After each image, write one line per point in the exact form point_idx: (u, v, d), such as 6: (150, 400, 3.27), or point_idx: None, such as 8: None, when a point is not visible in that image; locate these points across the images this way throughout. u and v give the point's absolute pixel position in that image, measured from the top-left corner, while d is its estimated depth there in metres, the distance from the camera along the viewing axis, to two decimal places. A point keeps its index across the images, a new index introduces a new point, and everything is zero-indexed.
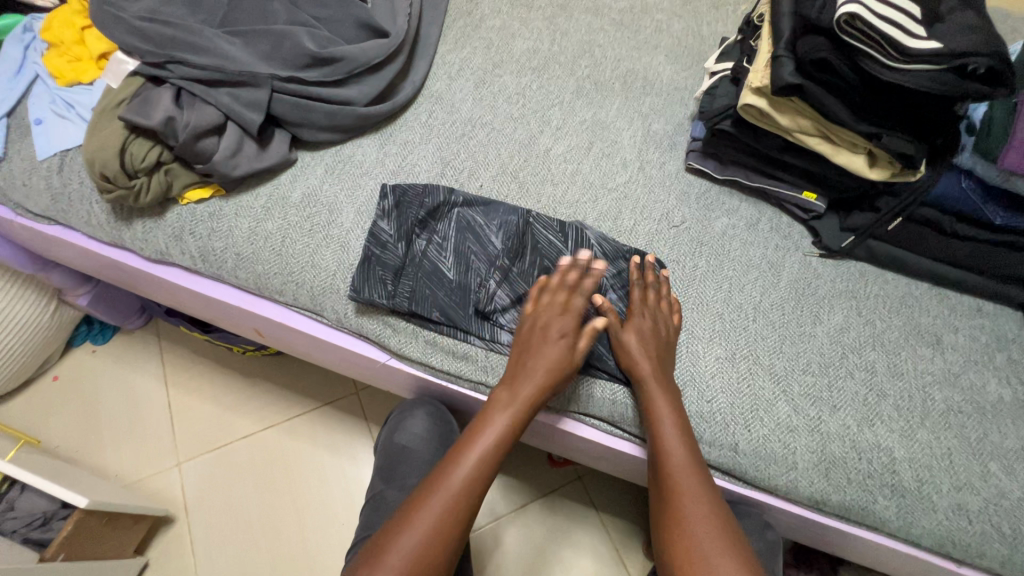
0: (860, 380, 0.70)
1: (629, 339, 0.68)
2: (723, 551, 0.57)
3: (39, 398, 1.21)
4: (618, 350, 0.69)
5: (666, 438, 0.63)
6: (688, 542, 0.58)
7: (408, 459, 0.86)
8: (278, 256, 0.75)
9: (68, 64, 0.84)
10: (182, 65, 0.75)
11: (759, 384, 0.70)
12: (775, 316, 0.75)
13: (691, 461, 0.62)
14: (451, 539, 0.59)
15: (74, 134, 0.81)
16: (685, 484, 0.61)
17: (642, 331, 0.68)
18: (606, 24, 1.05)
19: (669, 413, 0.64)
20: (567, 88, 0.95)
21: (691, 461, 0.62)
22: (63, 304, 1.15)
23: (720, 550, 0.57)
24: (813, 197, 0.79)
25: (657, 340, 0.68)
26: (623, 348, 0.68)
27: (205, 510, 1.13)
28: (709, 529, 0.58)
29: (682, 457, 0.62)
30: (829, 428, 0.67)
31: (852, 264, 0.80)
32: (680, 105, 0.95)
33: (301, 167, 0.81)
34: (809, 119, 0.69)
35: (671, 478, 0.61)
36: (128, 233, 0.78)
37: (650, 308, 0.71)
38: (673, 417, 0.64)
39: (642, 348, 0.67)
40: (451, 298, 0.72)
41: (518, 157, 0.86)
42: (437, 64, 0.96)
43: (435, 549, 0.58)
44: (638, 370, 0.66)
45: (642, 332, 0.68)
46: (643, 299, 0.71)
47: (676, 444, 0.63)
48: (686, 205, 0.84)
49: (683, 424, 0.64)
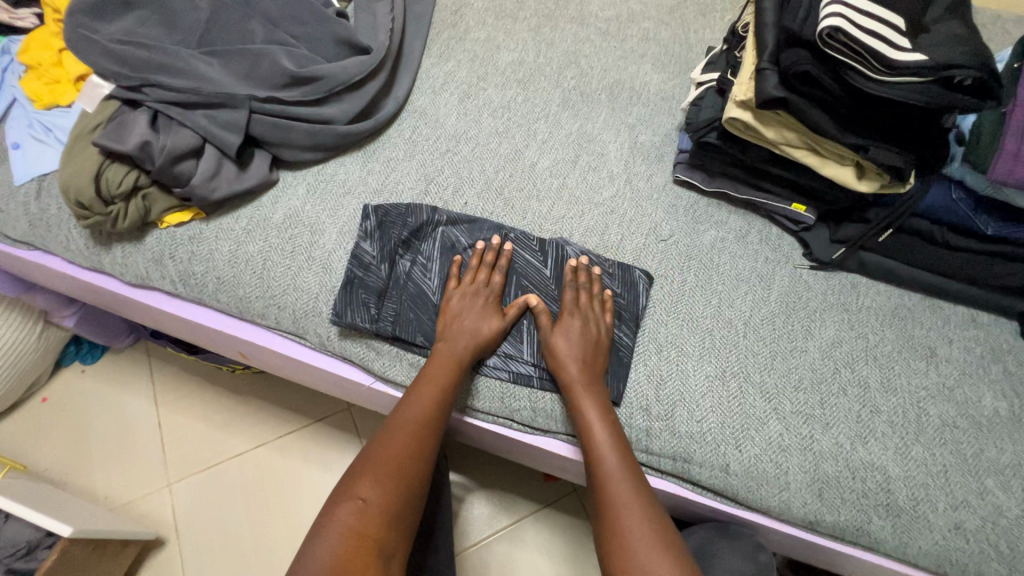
0: (853, 396, 0.69)
1: (557, 342, 0.68)
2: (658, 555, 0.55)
3: (28, 421, 1.20)
4: (546, 354, 0.69)
5: (598, 445, 0.62)
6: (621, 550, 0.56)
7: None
8: (259, 279, 0.74)
9: (46, 87, 0.83)
10: (158, 87, 0.74)
11: (750, 403, 0.68)
12: (765, 331, 0.73)
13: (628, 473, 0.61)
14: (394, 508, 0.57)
15: (52, 158, 0.79)
16: (617, 491, 0.60)
17: (568, 335, 0.68)
18: (592, 33, 1.04)
19: (598, 421, 0.63)
20: (553, 100, 0.94)
21: (623, 468, 0.61)
22: (49, 325, 1.14)
23: (656, 554, 0.55)
24: (803, 208, 0.78)
25: (586, 342, 0.68)
26: (552, 350, 0.68)
27: (196, 532, 1.11)
28: (644, 537, 0.56)
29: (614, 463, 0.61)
30: (821, 446, 0.66)
31: (844, 275, 0.79)
32: (667, 115, 0.94)
33: (283, 187, 0.80)
34: (795, 132, 0.68)
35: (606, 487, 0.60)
36: (107, 258, 0.77)
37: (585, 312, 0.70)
38: (602, 424, 0.63)
39: (569, 350, 0.67)
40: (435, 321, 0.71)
41: (503, 172, 0.85)
42: (421, 79, 0.95)
43: (378, 518, 0.56)
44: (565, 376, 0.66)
45: (570, 333, 0.68)
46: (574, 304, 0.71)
47: (608, 450, 0.62)
48: (675, 219, 0.82)
49: (614, 432, 0.63)
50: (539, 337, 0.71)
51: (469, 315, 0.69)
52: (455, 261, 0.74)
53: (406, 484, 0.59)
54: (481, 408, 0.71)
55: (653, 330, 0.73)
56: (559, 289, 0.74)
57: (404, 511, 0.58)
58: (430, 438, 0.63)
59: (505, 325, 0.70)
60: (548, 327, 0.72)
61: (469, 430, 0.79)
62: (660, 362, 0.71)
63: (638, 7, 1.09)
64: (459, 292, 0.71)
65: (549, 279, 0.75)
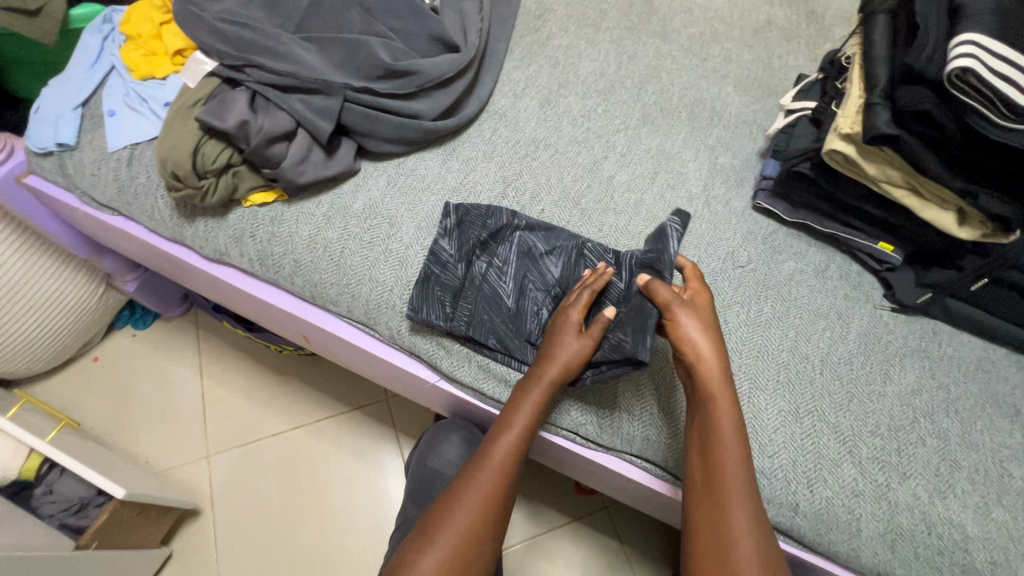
0: (932, 448, 0.67)
1: (687, 322, 0.63)
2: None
3: (78, 378, 1.23)
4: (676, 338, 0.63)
5: (728, 468, 0.57)
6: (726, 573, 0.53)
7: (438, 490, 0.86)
8: (336, 266, 0.75)
9: (144, 58, 0.85)
10: (260, 69, 0.76)
11: (823, 443, 0.67)
12: (842, 371, 0.71)
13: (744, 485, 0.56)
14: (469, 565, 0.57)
15: (146, 128, 0.81)
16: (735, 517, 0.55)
17: (698, 320, 0.63)
18: (674, 49, 1.03)
19: (733, 432, 0.58)
20: (633, 113, 0.93)
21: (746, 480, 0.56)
22: (110, 288, 1.16)
23: None
24: (890, 248, 0.76)
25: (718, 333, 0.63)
26: (683, 329, 0.62)
27: (230, 506, 1.13)
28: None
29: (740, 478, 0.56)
30: (897, 497, 0.64)
31: (926, 322, 0.76)
32: (748, 139, 0.92)
33: (364, 177, 0.81)
34: (898, 170, 0.67)
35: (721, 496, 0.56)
36: (189, 231, 0.78)
37: (709, 303, 0.66)
38: (733, 430, 0.58)
39: (701, 336, 0.62)
40: (508, 325, 0.70)
41: (581, 182, 0.85)
42: (503, 81, 0.95)
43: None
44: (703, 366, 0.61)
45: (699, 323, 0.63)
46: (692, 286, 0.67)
47: (732, 462, 0.57)
48: (753, 246, 0.81)
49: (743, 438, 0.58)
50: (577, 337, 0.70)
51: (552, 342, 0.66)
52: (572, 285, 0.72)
53: (478, 553, 0.58)
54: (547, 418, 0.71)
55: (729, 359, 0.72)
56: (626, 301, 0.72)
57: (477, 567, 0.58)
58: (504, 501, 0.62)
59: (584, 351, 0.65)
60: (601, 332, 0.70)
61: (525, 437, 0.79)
62: None
63: (723, 27, 1.07)
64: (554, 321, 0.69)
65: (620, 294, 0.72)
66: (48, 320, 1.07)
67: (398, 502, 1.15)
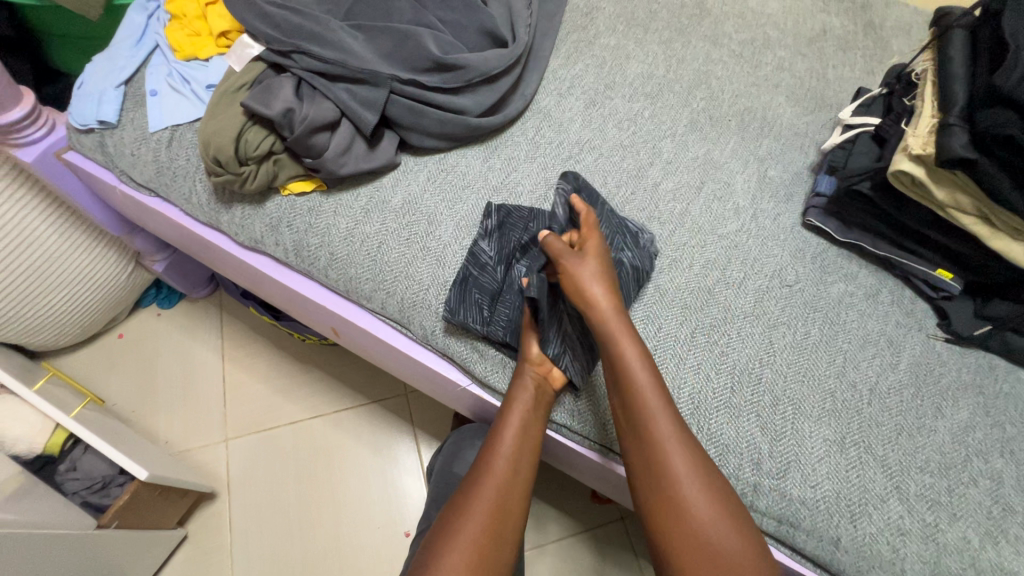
0: (984, 489, 0.64)
1: (582, 270, 0.65)
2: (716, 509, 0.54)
3: (103, 354, 1.23)
4: (573, 288, 0.65)
5: (644, 395, 0.59)
6: (677, 506, 0.55)
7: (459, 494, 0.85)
8: (373, 262, 0.73)
9: (188, 38, 0.84)
10: (306, 55, 0.74)
11: (869, 476, 0.64)
12: (891, 402, 0.68)
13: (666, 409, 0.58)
14: None
15: (188, 110, 0.81)
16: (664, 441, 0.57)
17: (591, 266, 0.65)
18: (725, 55, 0.99)
19: (637, 356, 0.60)
20: (681, 119, 0.90)
21: (664, 402, 0.59)
22: (139, 266, 1.16)
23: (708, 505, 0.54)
24: (949, 276, 0.73)
25: (609, 276, 0.66)
26: (581, 279, 0.64)
27: (246, 491, 1.13)
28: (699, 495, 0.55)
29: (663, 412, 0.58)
30: (945, 538, 0.61)
31: (981, 355, 0.73)
32: (799, 152, 0.89)
33: (404, 171, 0.79)
34: (970, 196, 0.63)
35: (651, 433, 0.57)
36: (225, 216, 0.77)
37: (599, 248, 0.67)
38: (640, 359, 0.61)
39: (592, 281, 0.64)
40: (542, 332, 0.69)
41: (625, 188, 0.82)
42: (548, 79, 0.92)
43: None
44: (600, 312, 0.63)
45: (593, 269, 0.65)
46: (586, 236, 0.69)
47: (646, 388, 0.59)
48: (801, 265, 0.78)
49: (653, 371, 0.60)
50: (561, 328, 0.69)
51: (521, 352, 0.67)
52: None
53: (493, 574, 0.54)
54: (580, 431, 0.69)
55: (773, 382, 0.69)
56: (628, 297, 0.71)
57: None
58: (514, 503, 0.58)
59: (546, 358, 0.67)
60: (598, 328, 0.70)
61: (553, 447, 0.77)
62: (775, 418, 0.67)
63: (776, 33, 1.03)
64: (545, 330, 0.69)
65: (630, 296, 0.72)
66: (76, 295, 1.07)
67: (412, 499, 1.14)
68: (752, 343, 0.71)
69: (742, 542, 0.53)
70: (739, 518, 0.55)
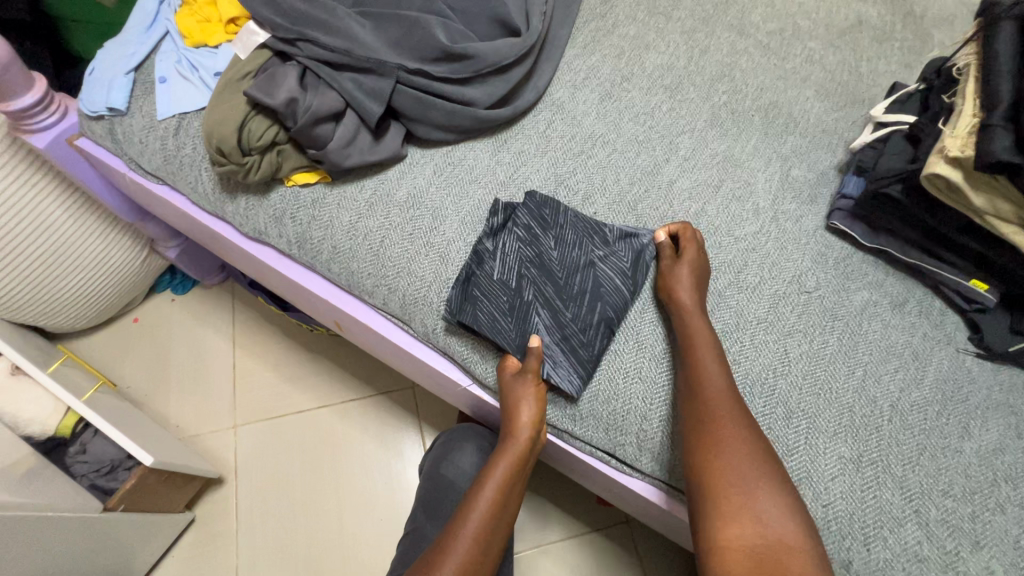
0: (1011, 517, 0.60)
1: (674, 268, 0.68)
2: (762, 479, 0.53)
3: (119, 336, 1.26)
4: (665, 275, 0.69)
5: (704, 360, 0.61)
6: (724, 461, 0.54)
7: (456, 493, 0.84)
8: (375, 256, 0.72)
9: (198, 25, 0.83)
10: (312, 44, 0.73)
11: (886, 498, 0.60)
12: (913, 420, 0.65)
13: (723, 374, 0.60)
14: None
15: (195, 98, 0.80)
16: (716, 394, 0.59)
17: (685, 266, 0.68)
18: (751, 46, 0.94)
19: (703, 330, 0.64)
20: (700, 114, 0.86)
21: (719, 364, 0.61)
22: (153, 253, 1.17)
23: (753, 462, 0.54)
24: (984, 287, 0.68)
25: (703, 276, 0.69)
26: (672, 275, 0.68)
27: (253, 478, 1.14)
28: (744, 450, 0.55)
29: (720, 382, 0.60)
30: (966, 568, 0.57)
31: (1016, 372, 0.68)
32: (826, 151, 0.84)
33: (410, 164, 0.78)
34: (1011, 203, 0.58)
35: (704, 394, 0.59)
36: (230, 206, 0.77)
37: (699, 254, 0.70)
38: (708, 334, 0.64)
39: (686, 269, 0.68)
40: (533, 331, 0.66)
41: (639, 186, 0.79)
42: (563, 70, 0.89)
43: None
44: (677, 300, 0.66)
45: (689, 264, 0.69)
46: (688, 238, 0.72)
47: (710, 353, 0.62)
48: (823, 270, 0.74)
49: (717, 352, 0.62)
50: (548, 333, 0.67)
51: (506, 405, 0.64)
52: (572, 283, 0.69)
53: None
54: (582, 436, 0.67)
55: (787, 394, 0.65)
56: (618, 293, 0.69)
57: None
58: (488, 553, 0.60)
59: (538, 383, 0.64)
60: (588, 325, 0.66)
61: (554, 451, 0.76)
62: (787, 431, 0.63)
63: (807, 23, 0.98)
64: (530, 370, 0.64)
65: (624, 294, 0.69)
66: (91, 280, 1.08)
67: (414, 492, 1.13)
68: (767, 351, 0.68)
69: (786, 511, 0.51)
70: (792, 494, 0.52)
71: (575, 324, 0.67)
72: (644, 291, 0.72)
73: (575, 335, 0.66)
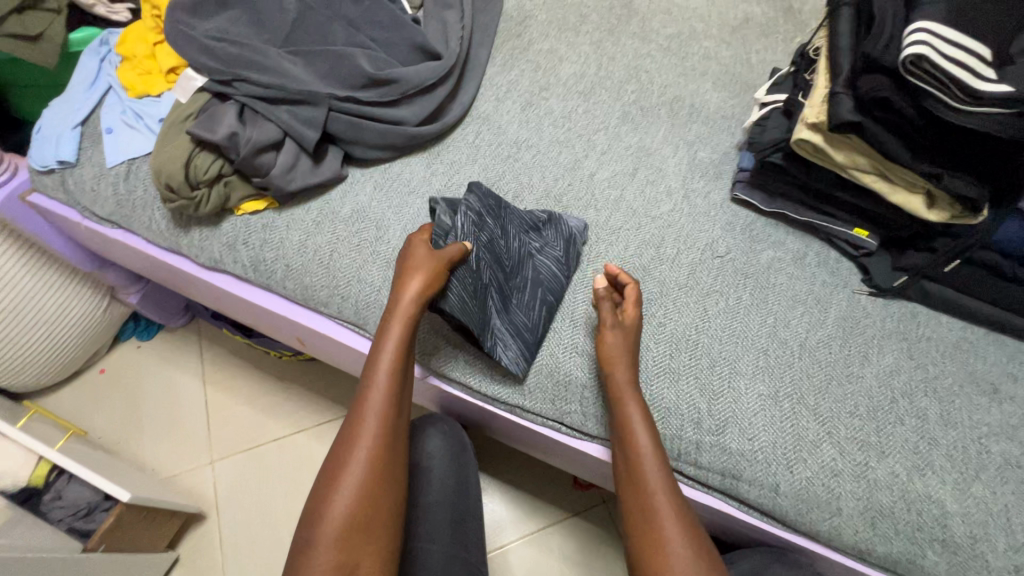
0: (910, 427, 0.68)
1: (613, 340, 0.68)
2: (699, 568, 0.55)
3: (87, 389, 1.26)
4: (603, 346, 0.68)
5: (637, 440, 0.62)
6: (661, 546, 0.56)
7: None
8: (326, 269, 0.77)
9: (139, 77, 0.88)
10: (247, 82, 0.80)
11: (803, 425, 0.68)
12: (821, 354, 0.73)
13: (655, 453, 0.62)
14: (380, 495, 0.58)
15: (142, 144, 0.85)
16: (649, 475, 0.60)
17: (623, 337, 0.68)
18: (653, 49, 1.05)
19: (638, 411, 0.64)
20: (613, 113, 0.96)
21: (652, 443, 0.62)
22: (114, 301, 1.19)
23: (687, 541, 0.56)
24: (865, 234, 0.78)
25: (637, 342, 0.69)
26: (609, 348, 0.68)
27: (234, 510, 1.15)
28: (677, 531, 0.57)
29: (653, 461, 0.61)
30: (876, 475, 0.65)
31: (904, 305, 0.78)
32: (726, 133, 0.94)
33: (351, 183, 0.84)
34: (865, 156, 0.68)
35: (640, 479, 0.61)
36: (184, 240, 0.82)
37: (637, 314, 0.70)
38: (639, 407, 0.64)
39: (621, 341, 0.68)
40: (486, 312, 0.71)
41: (563, 181, 0.87)
42: (486, 87, 0.97)
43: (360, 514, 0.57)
44: (614, 374, 0.66)
45: (623, 336, 0.68)
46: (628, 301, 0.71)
47: (641, 431, 0.63)
48: (731, 236, 0.83)
49: (654, 435, 0.63)
50: (497, 319, 0.72)
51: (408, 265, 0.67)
52: (513, 273, 0.76)
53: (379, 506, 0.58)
54: (532, 409, 0.73)
55: (709, 345, 0.73)
56: (553, 277, 0.76)
57: (389, 495, 0.59)
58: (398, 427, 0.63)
59: (441, 269, 0.67)
60: (530, 311, 0.73)
61: (512, 429, 0.81)
62: (712, 378, 0.71)
63: (701, 25, 1.10)
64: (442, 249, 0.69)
65: (559, 278, 0.76)
66: (53, 334, 1.10)
67: None
68: (689, 311, 0.76)
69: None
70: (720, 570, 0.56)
71: (518, 309, 0.73)
72: (579, 271, 0.80)
73: (519, 319, 0.72)
